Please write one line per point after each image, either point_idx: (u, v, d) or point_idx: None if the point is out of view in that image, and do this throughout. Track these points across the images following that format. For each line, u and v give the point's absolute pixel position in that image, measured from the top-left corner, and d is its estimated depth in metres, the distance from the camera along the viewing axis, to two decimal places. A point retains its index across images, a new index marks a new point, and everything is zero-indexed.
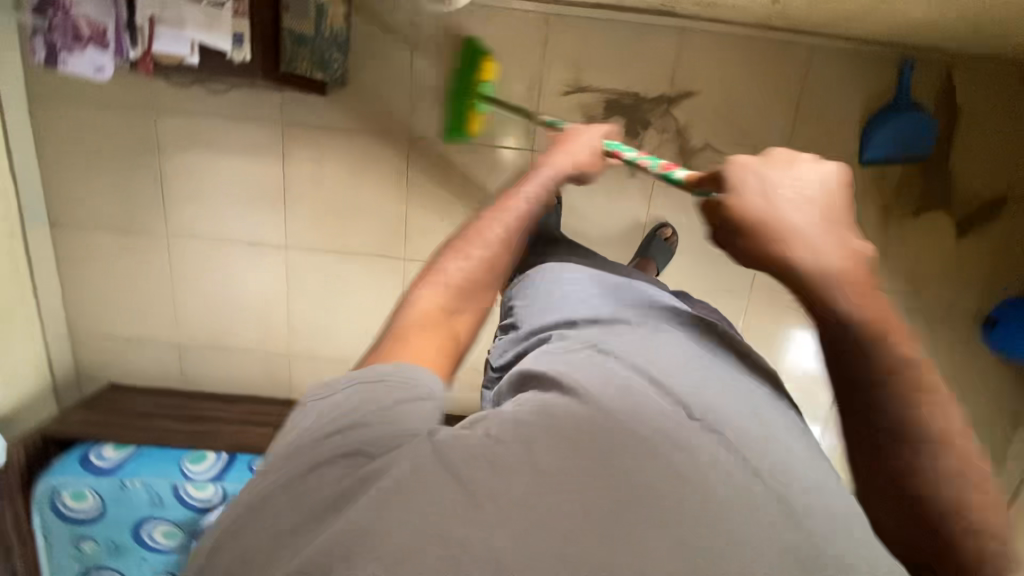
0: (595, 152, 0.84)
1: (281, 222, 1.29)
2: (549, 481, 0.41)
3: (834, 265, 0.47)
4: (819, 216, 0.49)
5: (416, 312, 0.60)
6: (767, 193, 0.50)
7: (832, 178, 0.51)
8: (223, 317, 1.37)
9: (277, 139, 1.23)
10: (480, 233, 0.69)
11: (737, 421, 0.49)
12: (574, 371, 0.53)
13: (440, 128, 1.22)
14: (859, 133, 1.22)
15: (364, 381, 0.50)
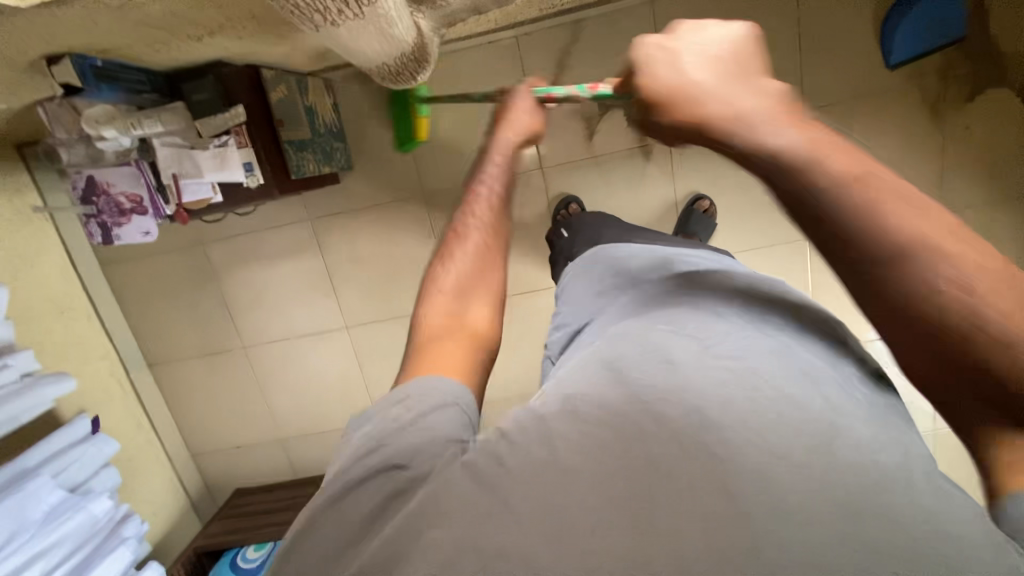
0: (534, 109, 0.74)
1: (336, 307, 1.37)
2: (570, 488, 0.38)
3: (755, 104, 0.43)
4: (721, 69, 0.45)
5: (426, 321, 0.55)
6: (673, 60, 0.47)
7: (739, 44, 0.47)
8: (313, 405, 1.47)
9: (309, 233, 1.31)
10: (462, 246, 0.62)
11: (779, 381, 0.44)
12: (610, 357, 0.51)
13: (451, 175, 1.25)
14: (877, 37, 1.11)
15: (393, 399, 0.46)
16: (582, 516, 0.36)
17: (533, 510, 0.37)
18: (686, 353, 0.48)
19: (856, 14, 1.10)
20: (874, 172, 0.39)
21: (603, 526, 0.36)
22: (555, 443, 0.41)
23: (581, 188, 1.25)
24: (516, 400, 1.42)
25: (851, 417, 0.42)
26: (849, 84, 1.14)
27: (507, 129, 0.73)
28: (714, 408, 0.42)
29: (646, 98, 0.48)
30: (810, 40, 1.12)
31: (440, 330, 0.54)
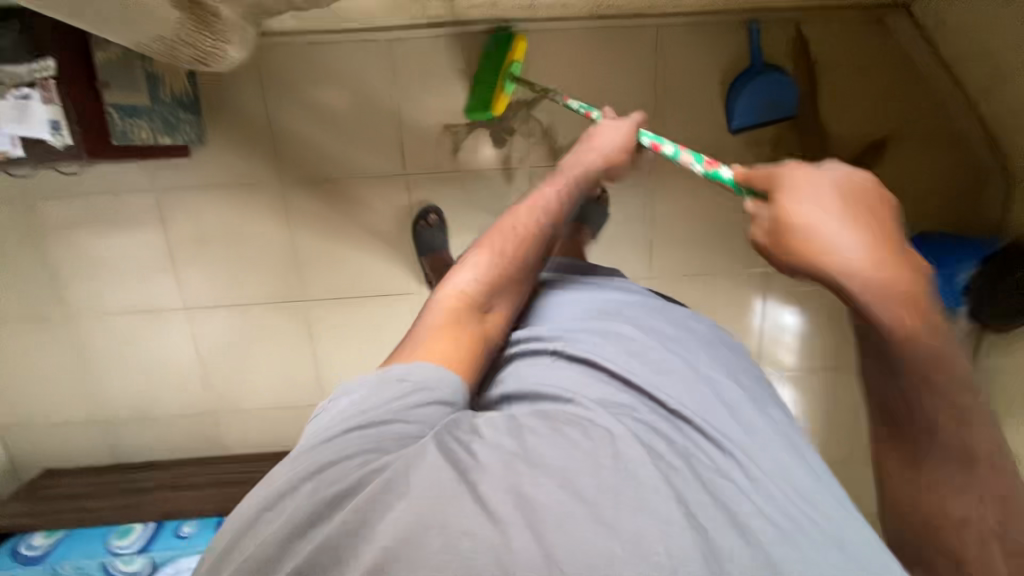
0: (619, 145, 0.92)
1: (176, 286, 1.30)
2: (544, 482, 0.49)
3: (880, 274, 0.46)
4: (875, 232, 0.47)
5: (432, 314, 0.71)
6: (813, 194, 0.49)
7: (855, 181, 0.50)
8: (142, 386, 1.38)
9: (153, 205, 1.23)
10: (494, 244, 0.78)
11: (699, 408, 0.60)
12: (568, 376, 0.63)
13: (312, 168, 1.23)
14: (723, 101, 1.20)
15: (389, 381, 0.61)
16: (540, 500, 0.48)
17: (513, 501, 0.47)
18: (620, 380, 0.62)
19: (705, 79, 1.19)
20: (916, 313, 0.47)
21: (565, 517, 0.46)
22: (522, 437, 0.54)
23: (444, 200, 1.26)
24: None
25: (745, 443, 0.57)
26: (694, 142, 1.22)
27: (575, 168, 0.91)
28: (648, 432, 0.56)
29: (780, 218, 0.50)
30: (665, 95, 1.19)
31: (453, 320, 0.69)
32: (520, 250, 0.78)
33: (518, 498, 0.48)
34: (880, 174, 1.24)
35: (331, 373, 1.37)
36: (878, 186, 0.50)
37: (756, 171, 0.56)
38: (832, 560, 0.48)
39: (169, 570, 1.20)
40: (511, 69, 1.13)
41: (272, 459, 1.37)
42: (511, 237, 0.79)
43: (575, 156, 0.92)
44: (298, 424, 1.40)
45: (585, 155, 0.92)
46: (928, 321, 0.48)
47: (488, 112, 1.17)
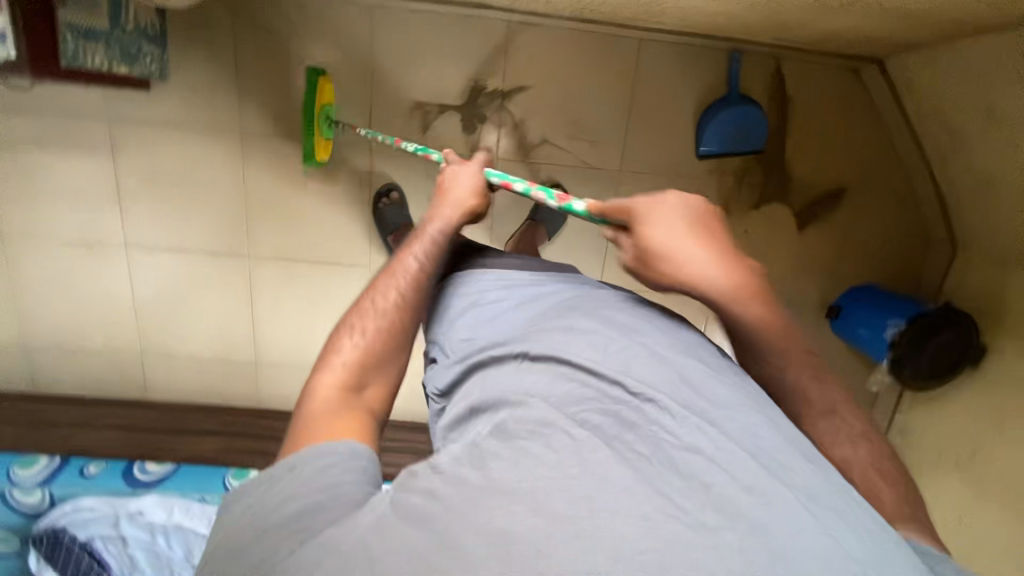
0: (477, 189, 0.79)
1: (117, 220, 1.26)
2: (514, 506, 0.43)
3: (728, 282, 0.56)
4: (715, 247, 0.57)
5: (318, 394, 0.61)
6: (662, 222, 0.57)
7: (702, 210, 0.59)
8: (68, 317, 1.33)
9: (104, 133, 1.19)
10: (371, 308, 0.68)
11: (664, 385, 0.53)
12: (527, 383, 0.57)
13: (276, 123, 1.20)
14: (695, 125, 1.21)
15: (279, 471, 0.52)
16: (517, 529, 0.42)
17: (483, 525, 0.43)
18: (580, 372, 0.56)
19: (681, 100, 1.19)
20: (755, 302, 0.57)
21: (542, 538, 0.41)
22: (487, 465, 0.48)
23: (406, 177, 1.25)
24: (292, 366, 1.37)
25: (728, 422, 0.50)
26: (662, 160, 1.23)
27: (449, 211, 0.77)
28: (611, 425, 0.50)
29: (638, 246, 0.59)
30: (640, 110, 1.20)
31: (335, 399, 0.61)
32: (407, 314, 0.68)
33: (489, 531, 0.42)
34: (835, 221, 1.27)
35: (267, 333, 1.35)
36: (709, 211, 0.60)
37: (615, 205, 0.61)
38: (830, 519, 0.43)
39: (69, 508, 1.19)
40: (320, 113, 1.16)
41: (194, 409, 1.36)
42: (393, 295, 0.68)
43: (437, 203, 0.79)
44: (226, 379, 1.38)
45: (450, 193, 0.79)
46: (760, 294, 0.57)
47: (313, 159, 1.20)
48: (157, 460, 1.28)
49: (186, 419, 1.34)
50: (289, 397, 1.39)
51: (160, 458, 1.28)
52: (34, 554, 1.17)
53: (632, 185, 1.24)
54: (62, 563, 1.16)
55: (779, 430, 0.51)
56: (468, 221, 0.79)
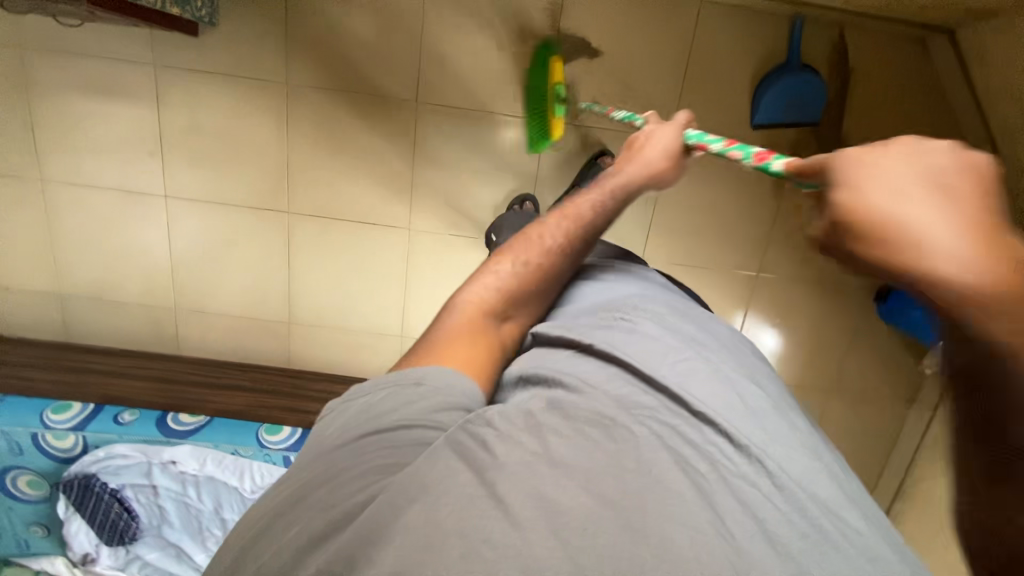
0: (674, 151, 0.71)
1: (159, 170, 1.25)
2: (565, 482, 0.41)
3: (1014, 291, 0.26)
4: (972, 215, 0.27)
5: (460, 315, 0.62)
6: (879, 182, 0.30)
7: (968, 161, 0.29)
8: (105, 268, 1.32)
9: (150, 80, 1.18)
10: (536, 237, 0.69)
11: (726, 399, 0.51)
12: (582, 372, 0.54)
13: (323, 75, 1.18)
14: (751, 93, 1.17)
15: (409, 382, 0.53)
16: (563, 501, 0.40)
17: (521, 492, 0.40)
18: (638, 372, 0.54)
19: (737, 66, 1.16)
20: None
21: (590, 520, 0.38)
22: (544, 436, 0.45)
23: (452, 137, 1.22)
24: (327, 327, 1.36)
25: (777, 439, 0.49)
26: (714, 130, 1.20)
27: (636, 164, 0.72)
28: (674, 430, 0.47)
29: (836, 223, 0.31)
30: (694, 75, 1.17)
31: (478, 325, 0.61)
32: (555, 264, 0.68)
33: (534, 494, 0.40)
34: None
35: (303, 291, 1.33)
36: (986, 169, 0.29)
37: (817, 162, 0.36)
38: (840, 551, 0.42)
39: (100, 455, 1.17)
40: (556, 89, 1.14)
41: (226, 365, 1.35)
42: (556, 235, 0.68)
43: (626, 158, 0.74)
44: (257, 338, 1.37)
45: (643, 152, 0.72)
46: None
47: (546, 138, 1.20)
48: (190, 412, 1.23)
49: (219, 375, 1.33)
50: (320, 359, 1.38)
51: (194, 409, 1.23)
52: (63, 499, 1.20)
53: None
54: (92, 508, 1.21)
55: (832, 476, 0.48)
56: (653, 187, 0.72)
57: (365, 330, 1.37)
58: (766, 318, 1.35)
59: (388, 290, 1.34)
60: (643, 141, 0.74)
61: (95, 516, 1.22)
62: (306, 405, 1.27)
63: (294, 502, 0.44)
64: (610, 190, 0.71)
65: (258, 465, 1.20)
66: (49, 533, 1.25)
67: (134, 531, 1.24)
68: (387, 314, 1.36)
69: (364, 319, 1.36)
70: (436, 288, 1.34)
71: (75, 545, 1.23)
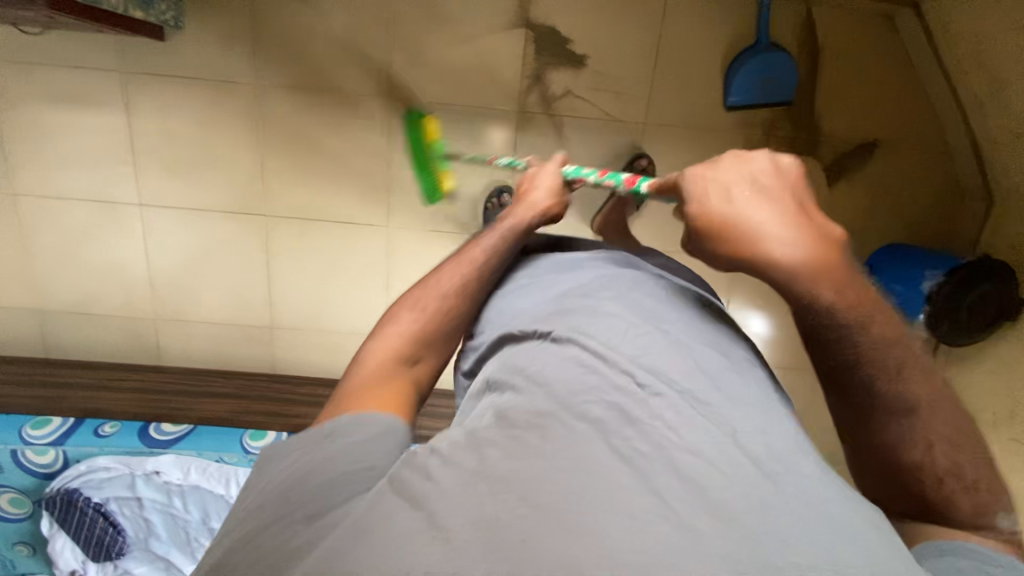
0: (554, 190, 0.76)
1: (132, 179, 1.23)
2: (505, 495, 0.40)
3: (799, 249, 0.47)
4: (767, 204, 0.49)
5: (364, 365, 0.62)
6: (718, 193, 0.51)
7: (764, 170, 0.51)
8: (81, 281, 1.30)
9: (119, 87, 1.16)
10: (433, 280, 0.68)
11: (682, 381, 0.49)
12: (536, 368, 0.52)
13: (293, 74, 1.17)
14: (723, 75, 1.18)
15: (319, 437, 0.52)
16: (504, 517, 0.39)
17: (458, 511, 0.40)
18: (592, 357, 0.51)
19: (708, 49, 1.16)
20: (855, 295, 0.47)
21: (529, 533, 0.37)
22: (482, 451, 0.44)
23: (425, 132, 1.21)
24: (310, 331, 1.35)
25: (740, 418, 0.47)
26: (689, 114, 1.20)
27: (534, 197, 0.76)
28: (630, 417, 0.46)
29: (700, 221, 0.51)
30: (665, 60, 1.17)
31: (384, 374, 0.61)
32: (466, 299, 0.67)
33: (477, 518, 0.39)
34: (865, 175, 1.24)
35: (285, 295, 1.32)
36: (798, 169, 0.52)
37: (690, 174, 0.55)
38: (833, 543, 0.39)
39: (82, 469, 1.14)
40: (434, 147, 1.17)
41: (208, 373, 1.34)
42: (454, 281, 0.67)
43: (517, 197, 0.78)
44: (241, 344, 1.35)
45: (528, 194, 0.76)
46: (864, 295, 0.47)
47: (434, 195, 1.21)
48: (173, 421, 1.22)
49: (200, 382, 1.31)
50: (306, 362, 1.37)
51: (177, 418, 1.22)
52: (46, 517, 1.17)
53: (657, 139, 1.22)
54: (76, 525, 1.17)
55: (804, 455, 0.45)
56: (546, 221, 0.75)
57: (349, 332, 1.36)
58: (751, 300, 1.35)
59: (370, 291, 1.33)
60: (527, 182, 0.78)
61: (81, 533, 1.18)
62: (291, 410, 1.26)
63: (233, 562, 0.43)
64: (507, 224, 0.72)
65: (244, 470, 1.19)
66: (33, 551, 1.23)
67: (120, 546, 1.20)
68: (370, 315, 1.34)
69: (348, 321, 1.35)
70: None
71: (61, 564, 1.18)
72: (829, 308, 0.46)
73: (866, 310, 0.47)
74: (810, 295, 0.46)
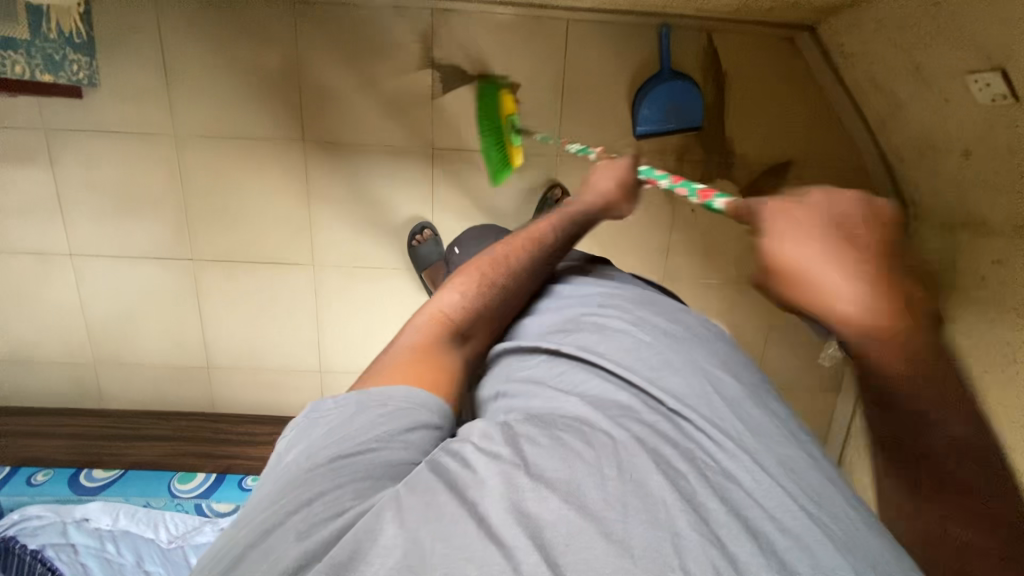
0: (619, 187, 0.81)
1: (61, 231, 1.27)
2: (544, 495, 0.39)
3: (887, 330, 0.33)
4: (858, 262, 0.34)
5: (415, 333, 0.59)
6: (790, 227, 0.39)
7: (860, 210, 0.37)
8: (16, 331, 1.33)
9: (43, 145, 1.20)
10: (496, 259, 0.68)
11: (699, 389, 0.50)
12: (560, 381, 0.52)
13: (208, 124, 1.20)
14: (631, 105, 1.19)
15: (373, 401, 0.49)
16: (546, 518, 0.37)
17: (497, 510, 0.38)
18: (611, 369, 0.52)
19: (615, 80, 1.18)
20: (967, 412, 0.32)
21: (573, 535, 0.36)
22: (518, 446, 0.43)
23: (345, 173, 1.24)
24: (246, 369, 1.37)
25: (758, 428, 0.47)
26: (601, 144, 1.21)
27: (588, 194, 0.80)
28: (652, 422, 0.46)
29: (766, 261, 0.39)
30: (573, 92, 1.18)
31: (442, 345, 0.58)
32: (517, 278, 0.68)
33: (519, 517, 0.38)
34: None
35: (217, 336, 1.35)
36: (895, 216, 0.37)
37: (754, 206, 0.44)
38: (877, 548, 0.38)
39: (15, 518, 1.18)
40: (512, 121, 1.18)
41: (145, 415, 1.38)
42: (519, 256, 0.69)
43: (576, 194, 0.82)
44: (179, 384, 1.38)
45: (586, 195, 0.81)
46: (972, 411, 0.33)
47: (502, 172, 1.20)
48: (105, 467, 1.26)
49: (135, 423, 1.35)
50: (244, 399, 1.40)
51: (107, 464, 1.26)
52: None
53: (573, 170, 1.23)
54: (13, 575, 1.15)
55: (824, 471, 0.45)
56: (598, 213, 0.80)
57: (284, 369, 1.38)
58: None
59: (300, 329, 1.35)
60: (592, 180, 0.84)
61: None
62: (224, 449, 1.31)
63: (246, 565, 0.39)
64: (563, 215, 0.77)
65: (170, 515, 1.23)
66: None
67: None
68: (303, 351, 1.37)
69: (281, 358, 1.37)
70: (353, 319, 1.35)
71: None
72: (908, 401, 0.33)
73: (977, 428, 0.32)
74: (894, 391, 0.33)
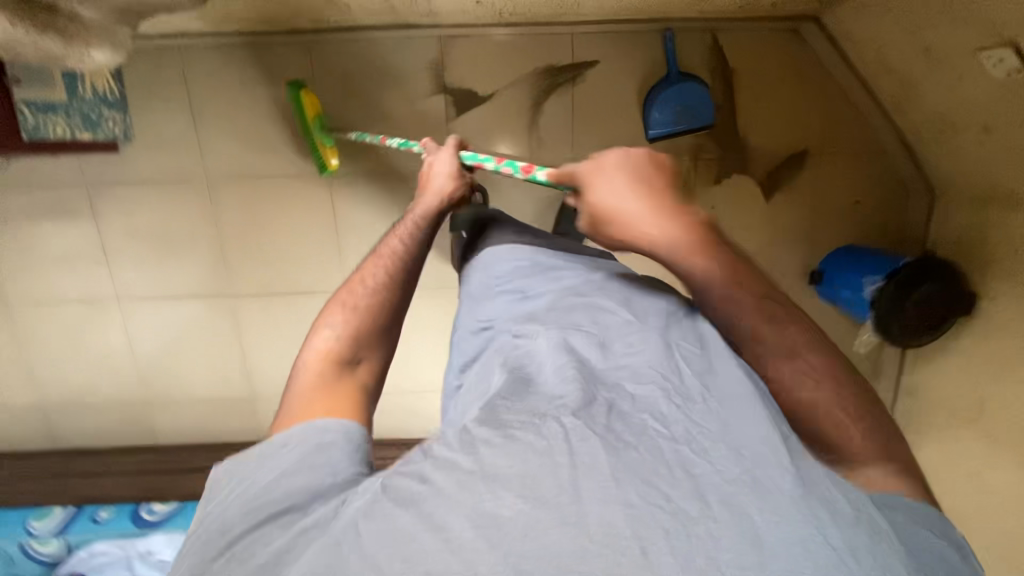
0: (455, 175, 0.88)
1: (106, 279, 1.33)
2: (500, 488, 0.48)
3: (683, 234, 0.69)
4: (649, 201, 0.71)
5: (307, 376, 0.69)
6: (616, 197, 0.72)
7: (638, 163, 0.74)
8: (71, 376, 1.40)
9: (85, 199, 1.27)
10: (361, 283, 0.77)
11: (651, 393, 0.59)
12: (519, 385, 0.62)
13: (236, 163, 1.26)
14: (641, 109, 1.20)
15: (275, 445, 0.60)
16: (504, 513, 0.47)
17: (460, 510, 0.47)
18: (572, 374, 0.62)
19: (623, 85, 1.19)
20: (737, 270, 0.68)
21: (527, 524, 0.46)
22: (477, 449, 0.52)
23: (368, 199, 1.28)
24: None
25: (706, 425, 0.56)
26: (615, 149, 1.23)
27: (432, 192, 0.87)
28: (600, 421, 0.55)
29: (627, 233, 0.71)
30: (583, 101, 1.21)
31: (333, 376, 0.69)
32: (397, 298, 0.77)
33: (477, 513, 0.47)
34: (802, 182, 1.24)
35: (258, 366, 1.40)
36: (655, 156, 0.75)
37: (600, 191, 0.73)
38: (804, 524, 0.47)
39: (81, 554, 1.32)
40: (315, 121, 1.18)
41: (194, 448, 1.43)
42: (382, 278, 0.77)
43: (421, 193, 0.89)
44: (225, 416, 1.43)
45: (430, 185, 0.88)
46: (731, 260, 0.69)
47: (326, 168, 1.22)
48: (161, 500, 1.38)
49: (186, 457, 1.41)
50: None
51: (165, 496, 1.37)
52: None
53: None
54: None
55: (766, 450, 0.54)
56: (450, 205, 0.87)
57: None
58: None
59: None
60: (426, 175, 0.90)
61: None
62: None
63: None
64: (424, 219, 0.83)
65: None
66: None
67: None
68: None
69: None
70: None
71: None
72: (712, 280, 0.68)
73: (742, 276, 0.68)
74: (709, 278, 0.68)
